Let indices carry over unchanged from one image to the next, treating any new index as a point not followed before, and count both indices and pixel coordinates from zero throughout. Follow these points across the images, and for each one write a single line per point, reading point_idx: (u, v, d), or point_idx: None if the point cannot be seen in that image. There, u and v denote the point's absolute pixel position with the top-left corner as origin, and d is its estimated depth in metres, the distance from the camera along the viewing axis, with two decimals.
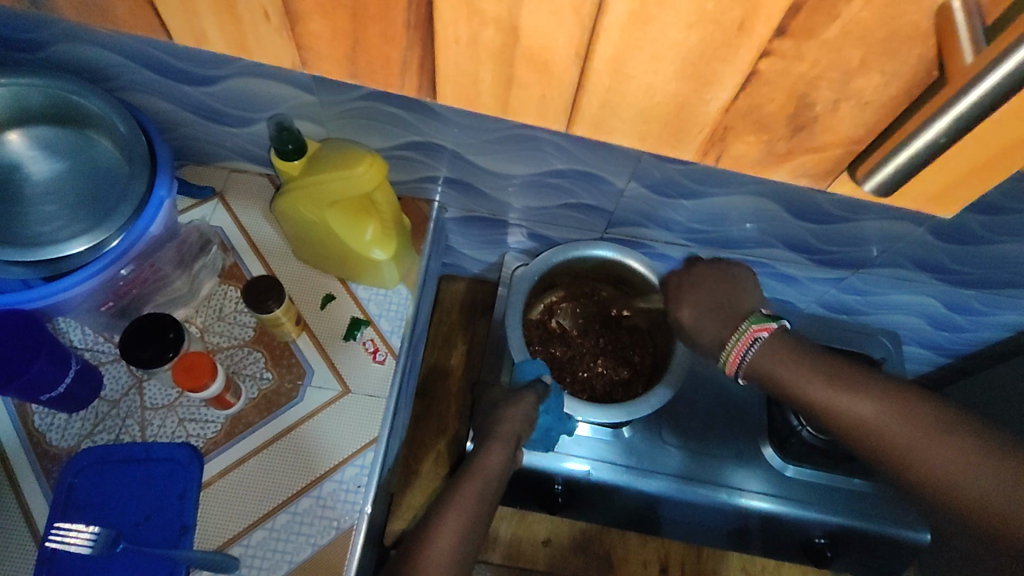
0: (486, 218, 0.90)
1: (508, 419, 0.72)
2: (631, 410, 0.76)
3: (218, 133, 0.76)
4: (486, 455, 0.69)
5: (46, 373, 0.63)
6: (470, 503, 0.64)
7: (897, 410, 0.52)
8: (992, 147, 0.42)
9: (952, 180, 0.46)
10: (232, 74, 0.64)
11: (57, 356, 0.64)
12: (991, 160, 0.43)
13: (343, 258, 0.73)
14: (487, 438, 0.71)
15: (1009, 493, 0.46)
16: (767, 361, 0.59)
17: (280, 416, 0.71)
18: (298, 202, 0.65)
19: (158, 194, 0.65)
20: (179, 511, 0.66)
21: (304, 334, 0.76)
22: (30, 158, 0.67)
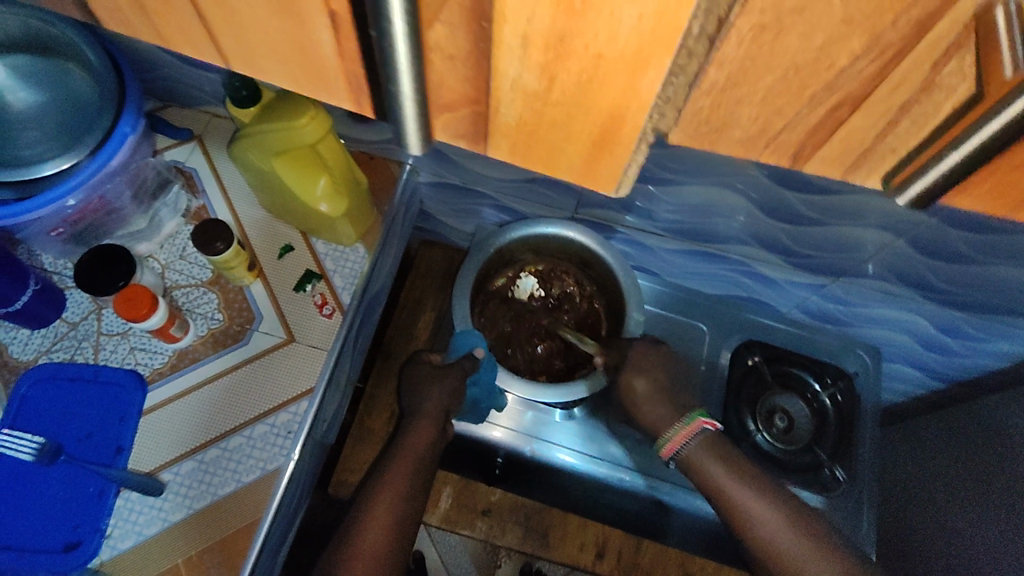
0: (458, 186, 0.90)
1: (436, 395, 0.76)
2: (563, 390, 0.77)
3: (194, 78, 0.77)
4: (415, 431, 0.74)
5: (4, 289, 0.67)
6: (399, 483, 0.70)
7: (783, 525, 0.68)
8: (597, 105, 0.27)
9: (579, 138, 0.30)
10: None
11: (15, 275, 0.68)
12: (590, 117, 0.28)
13: (297, 209, 0.74)
14: (418, 413, 0.75)
15: (801, 553, 0.67)
16: (696, 448, 0.73)
17: (225, 356, 0.74)
18: (246, 147, 0.67)
19: (121, 129, 0.67)
20: (118, 433, 0.70)
21: (258, 280, 0.78)
22: (9, 88, 0.69)
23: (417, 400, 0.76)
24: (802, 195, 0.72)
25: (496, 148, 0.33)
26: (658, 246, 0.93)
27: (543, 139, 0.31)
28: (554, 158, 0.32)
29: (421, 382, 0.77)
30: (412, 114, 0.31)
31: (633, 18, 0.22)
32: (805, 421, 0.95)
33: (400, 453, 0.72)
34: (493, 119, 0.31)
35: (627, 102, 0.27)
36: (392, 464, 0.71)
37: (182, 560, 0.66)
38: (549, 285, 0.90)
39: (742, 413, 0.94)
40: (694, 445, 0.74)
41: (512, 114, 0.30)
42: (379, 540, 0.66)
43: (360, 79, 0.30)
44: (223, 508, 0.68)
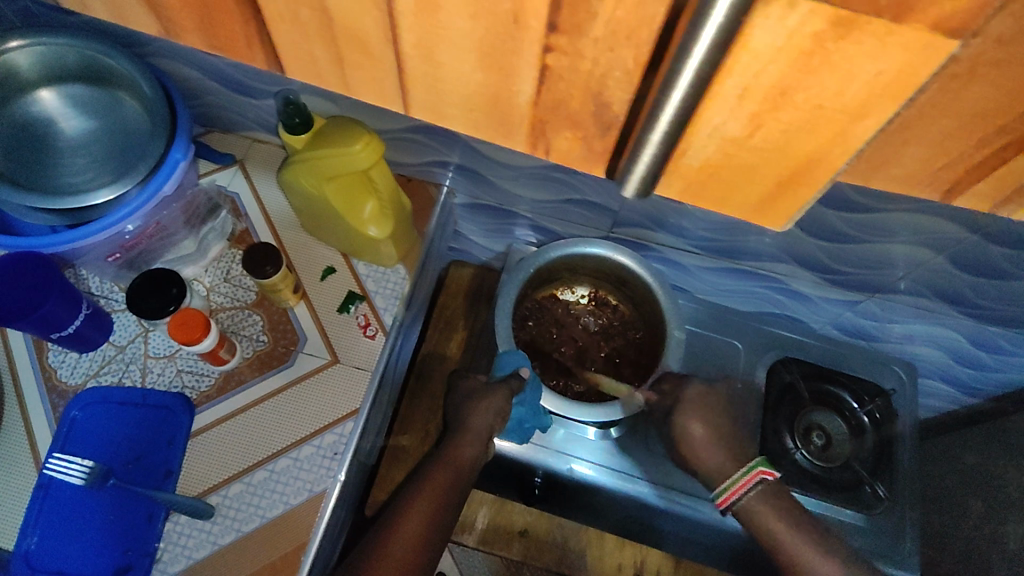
0: (493, 207, 0.91)
1: (482, 414, 0.77)
2: (610, 410, 0.78)
3: (242, 104, 0.79)
4: (459, 445, 0.75)
5: (57, 311, 0.68)
6: (438, 490, 0.72)
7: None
8: (795, 154, 0.30)
9: (776, 177, 0.32)
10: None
11: (66, 300, 0.68)
12: (798, 166, 0.31)
13: (344, 233, 0.76)
14: (462, 428, 0.76)
15: None
16: (755, 499, 0.76)
17: (271, 377, 0.75)
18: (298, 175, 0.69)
19: (173, 156, 0.68)
20: (166, 456, 0.70)
21: (301, 302, 0.79)
22: (61, 114, 0.71)
23: (463, 416, 0.77)
24: (843, 214, 0.73)
25: (668, 187, 0.35)
26: (692, 264, 0.93)
27: (738, 176, 0.33)
28: (738, 197, 0.34)
29: (468, 399, 0.79)
30: (646, 159, 0.32)
31: (870, 75, 0.25)
32: (843, 437, 0.95)
33: (441, 460, 0.74)
34: (675, 164, 0.32)
35: (832, 149, 0.29)
36: (433, 470, 0.73)
37: None
38: (583, 308, 0.91)
39: (780, 430, 0.93)
40: (750, 494, 0.76)
41: (706, 154, 0.31)
42: (411, 542, 0.67)
43: (546, 125, 0.34)
44: (272, 530, 0.68)
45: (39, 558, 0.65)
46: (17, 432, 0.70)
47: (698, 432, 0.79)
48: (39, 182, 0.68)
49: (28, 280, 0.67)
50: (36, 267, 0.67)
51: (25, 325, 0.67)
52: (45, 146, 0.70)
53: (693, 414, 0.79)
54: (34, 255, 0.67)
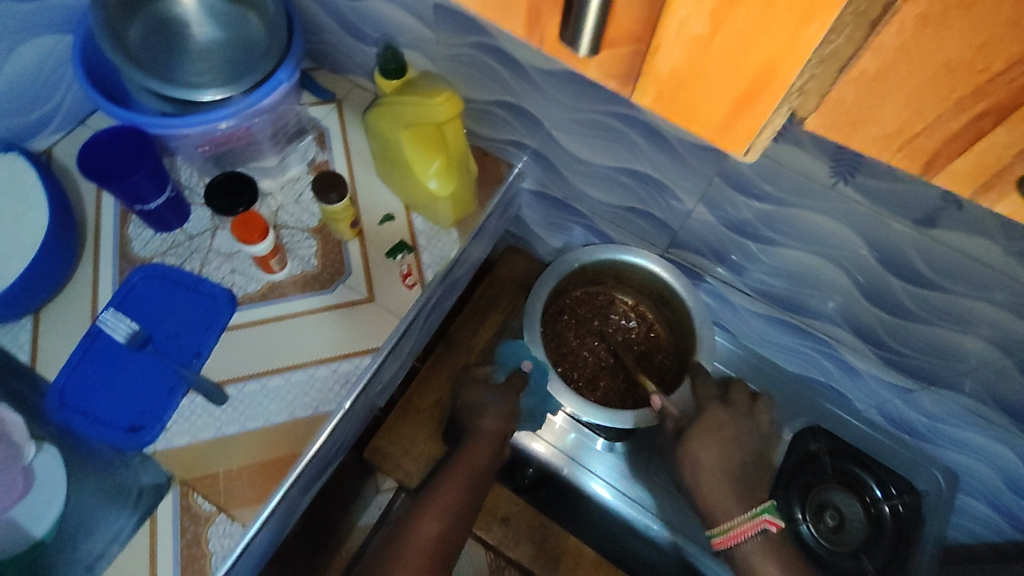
0: (557, 200, 0.93)
1: (496, 414, 0.81)
2: (620, 416, 0.77)
3: (351, 48, 0.86)
4: (478, 446, 0.78)
5: (144, 187, 0.74)
6: (461, 490, 0.74)
7: None
8: (761, 61, 0.22)
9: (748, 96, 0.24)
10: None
11: (152, 178, 0.75)
12: (774, 82, 0.23)
13: (408, 185, 0.80)
14: (477, 429, 0.80)
15: None
16: (753, 543, 0.72)
17: (309, 298, 0.80)
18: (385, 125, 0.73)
19: (277, 77, 0.75)
20: (200, 340, 0.76)
21: (356, 239, 0.84)
22: (195, 19, 0.79)
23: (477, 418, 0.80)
24: (906, 282, 0.69)
25: (640, 94, 0.27)
26: (740, 305, 0.90)
27: (706, 89, 0.25)
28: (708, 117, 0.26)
29: (477, 393, 0.83)
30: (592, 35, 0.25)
31: None
32: (857, 522, 0.94)
33: (459, 461, 0.77)
34: (643, 58, 0.25)
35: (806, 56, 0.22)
36: (452, 473, 0.75)
37: (221, 471, 0.70)
38: (613, 322, 0.90)
39: (792, 501, 0.93)
40: (748, 536, 0.72)
41: (675, 56, 0.24)
42: (436, 535, 0.70)
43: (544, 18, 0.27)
44: (273, 431, 0.72)
45: (69, 394, 0.71)
46: (82, 281, 0.78)
47: (706, 459, 0.76)
48: (157, 66, 0.75)
49: (130, 153, 0.75)
50: (138, 142, 0.75)
51: (115, 191, 0.75)
52: (173, 40, 0.77)
53: (704, 440, 0.75)
54: (139, 131, 0.74)
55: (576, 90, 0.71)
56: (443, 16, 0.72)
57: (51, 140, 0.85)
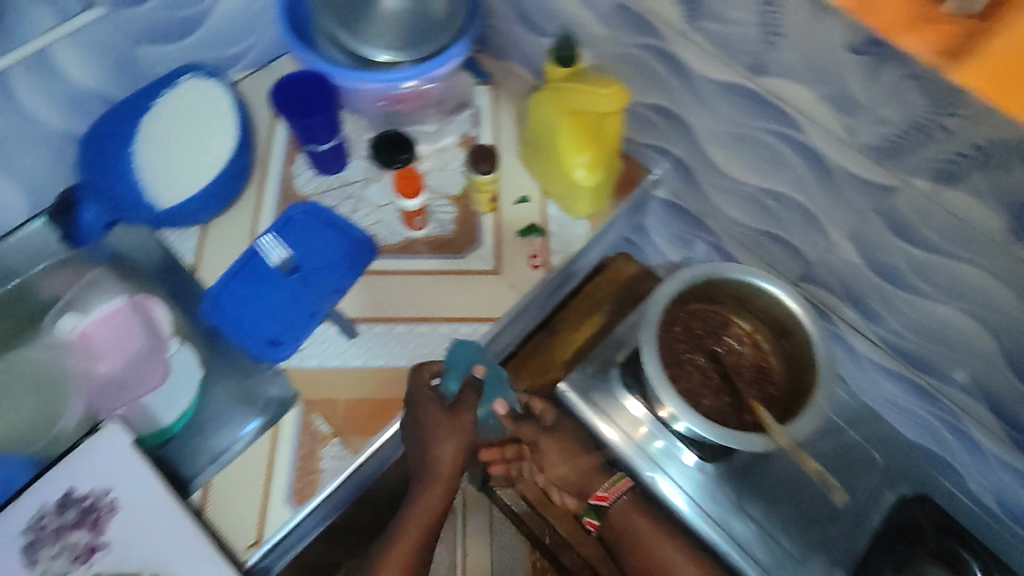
0: (687, 213, 0.94)
1: (457, 443, 0.76)
2: (740, 439, 0.74)
3: (520, 36, 0.91)
4: (439, 478, 0.76)
5: (321, 127, 0.82)
6: (427, 519, 0.77)
7: None
8: None
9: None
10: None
11: (326, 126, 0.83)
12: None
13: (554, 172, 0.82)
14: (429, 456, 0.75)
15: None
16: (625, 505, 0.87)
17: (441, 259, 0.84)
18: (552, 108, 0.77)
19: (451, 52, 0.83)
20: (340, 278, 0.82)
21: (492, 214, 0.88)
22: None
23: (427, 449, 0.75)
24: None
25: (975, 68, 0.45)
26: (862, 352, 0.87)
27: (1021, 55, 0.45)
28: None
29: (412, 410, 0.73)
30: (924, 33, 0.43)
31: None
32: None
33: (422, 489, 0.76)
34: (985, 51, 0.45)
35: None
36: (418, 498, 0.77)
37: (342, 398, 0.75)
38: (725, 346, 0.88)
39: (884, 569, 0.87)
40: (626, 497, 0.87)
41: (1007, 41, 0.45)
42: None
43: None
44: (392, 374, 0.77)
45: (219, 299, 0.79)
46: (248, 206, 0.86)
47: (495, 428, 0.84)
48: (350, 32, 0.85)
49: (319, 97, 0.84)
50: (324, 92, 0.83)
51: (297, 127, 0.83)
52: (366, 5, 0.85)
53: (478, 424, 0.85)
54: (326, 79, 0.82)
55: (739, 103, 0.72)
56: (620, 16, 0.75)
57: (238, 77, 0.95)
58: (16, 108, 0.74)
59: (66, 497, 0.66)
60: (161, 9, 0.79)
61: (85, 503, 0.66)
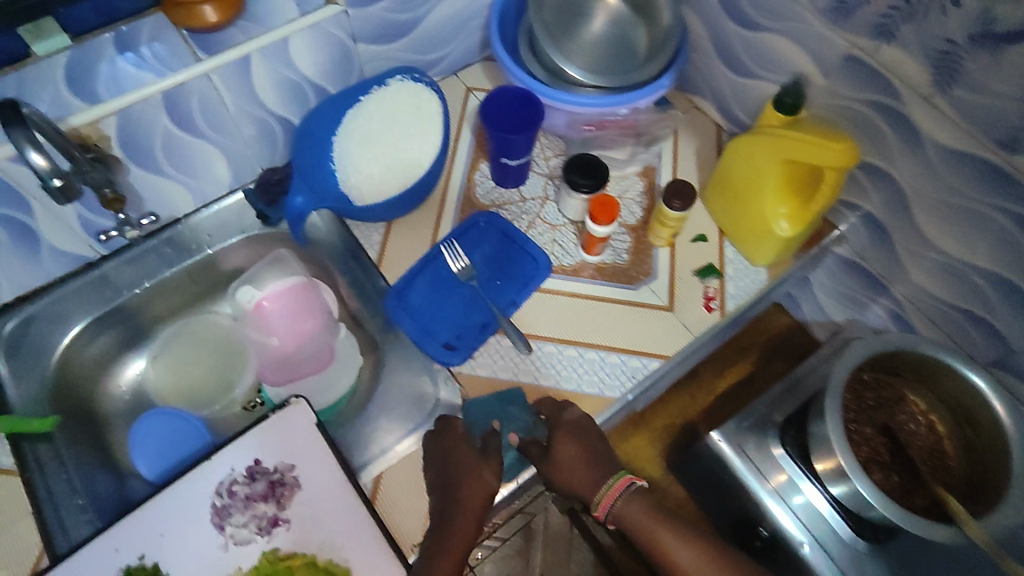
0: (865, 275, 0.90)
1: (478, 481, 0.67)
2: (921, 526, 0.70)
3: (717, 75, 0.91)
4: (459, 522, 0.65)
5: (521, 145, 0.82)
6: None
7: None
8: None
9: None
10: (783, 33, 0.78)
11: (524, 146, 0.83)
12: None
13: (748, 217, 0.81)
14: (455, 495, 0.66)
15: None
16: (628, 508, 0.68)
17: (615, 288, 0.84)
18: (771, 157, 0.75)
19: (659, 82, 0.83)
20: (516, 292, 0.82)
21: (668, 249, 0.86)
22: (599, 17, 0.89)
23: (453, 484, 0.67)
24: None
25: None
26: None
27: None
28: None
29: (447, 444, 0.70)
30: None
31: None
32: None
33: (441, 542, 0.64)
34: None
35: None
36: (435, 555, 0.63)
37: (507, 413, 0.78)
38: (899, 422, 0.83)
39: None
40: (624, 500, 0.69)
41: None
42: None
43: None
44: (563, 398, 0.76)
45: (402, 296, 0.81)
46: (431, 206, 0.88)
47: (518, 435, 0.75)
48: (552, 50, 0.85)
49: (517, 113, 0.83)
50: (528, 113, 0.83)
51: (494, 141, 0.82)
52: (576, 29, 0.88)
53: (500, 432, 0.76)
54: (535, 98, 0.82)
55: (972, 177, 0.69)
56: (850, 70, 0.74)
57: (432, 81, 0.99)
58: (253, 90, 0.79)
59: (254, 467, 0.69)
60: (391, 10, 0.83)
61: (272, 476, 0.69)
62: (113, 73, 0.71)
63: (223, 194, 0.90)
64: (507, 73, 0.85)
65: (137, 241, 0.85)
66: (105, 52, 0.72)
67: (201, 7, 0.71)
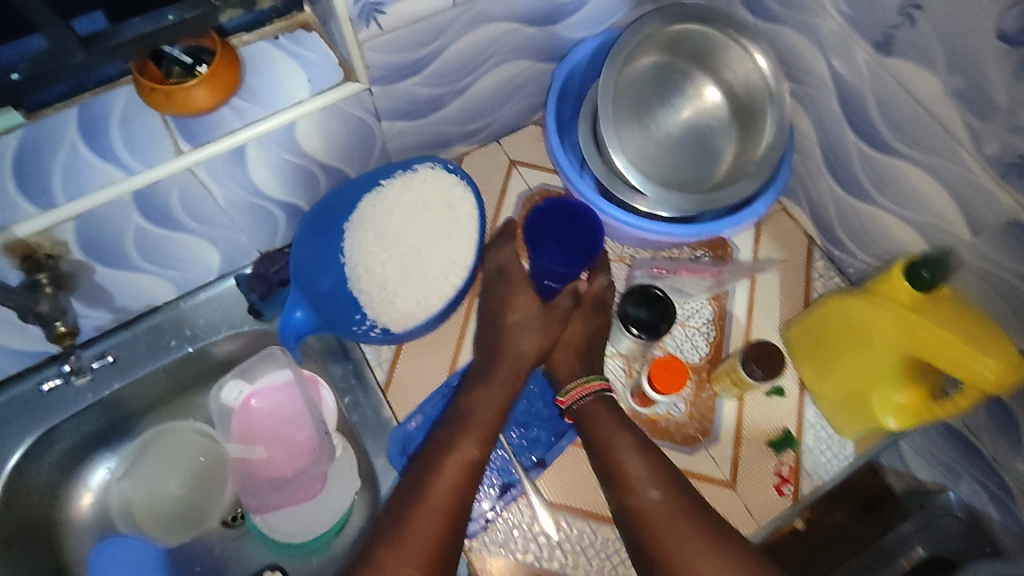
0: (970, 446, 0.74)
1: (507, 358, 0.69)
2: None
3: (819, 183, 0.74)
4: (469, 427, 0.64)
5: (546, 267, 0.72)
6: (446, 495, 0.61)
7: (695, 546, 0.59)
8: None
9: None
10: (922, 164, 0.60)
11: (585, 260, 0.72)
12: None
13: (844, 390, 0.66)
14: (470, 405, 0.66)
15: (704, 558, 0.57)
16: (594, 404, 0.67)
17: (666, 449, 0.69)
18: (895, 345, 0.59)
19: (754, 208, 0.68)
20: (546, 447, 0.70)
21: (735, 401, 0.71)
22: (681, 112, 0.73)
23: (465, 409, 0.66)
24: None
25: None
26: None
27: None
28: None
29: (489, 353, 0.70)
30: None
31: None
32: None
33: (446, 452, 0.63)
34: None
35: None
36: (439, 465, 0.62)
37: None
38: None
39: None
40: (594, 399, 0.67)
41: None
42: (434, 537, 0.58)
43: None
44: None
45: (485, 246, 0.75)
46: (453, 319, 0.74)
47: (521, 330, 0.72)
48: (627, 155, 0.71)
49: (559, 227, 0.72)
50: (577, 222, 0.71)
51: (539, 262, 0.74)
52: (650, 126, 0.73)
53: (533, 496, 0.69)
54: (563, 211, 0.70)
55: None
56: (1006, 233, 0.56)
57: (467, 149, 0.83)
58: (250, 180, 0.65)
59: None
60: (424, 85, 0.67)
61: None
62: (74, 166, 0.56)
63: (212, 280, 0.77)
64: (569, 185, 0.71)
65: (109, 334, 0.74)
66: (67, 134, 0.57)
67: (190, 92, 0.55)
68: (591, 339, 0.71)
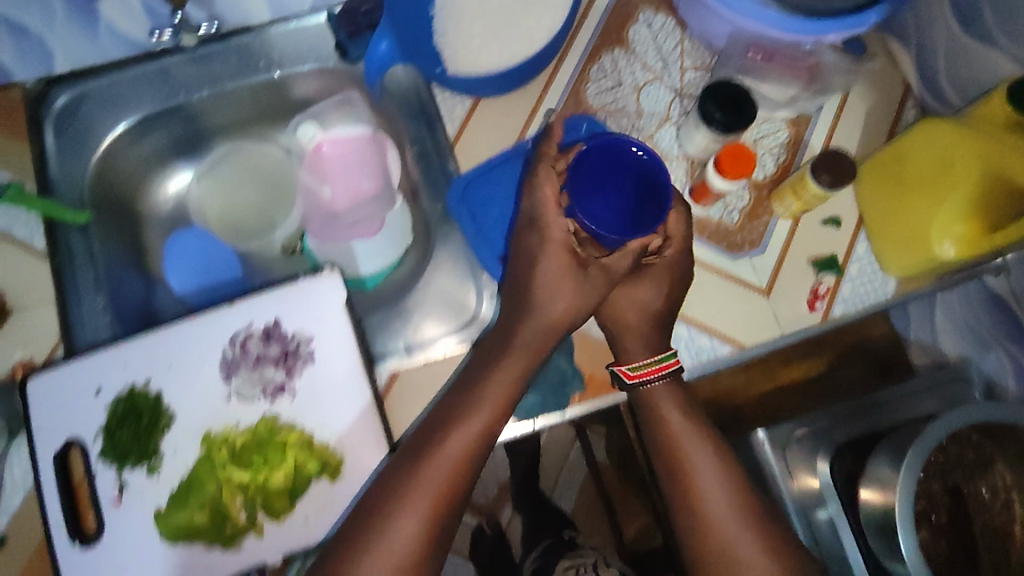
0: None
1: (536, 322, 0.63)
2: None
3: (937, 20, 0.70)
4: (481, 405, 0.61)
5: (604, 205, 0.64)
6: (455, 466, 0.58)
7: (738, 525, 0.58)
8: None
9: None
10: None
11: (656, 194, 0.61)
12: None
13: (903, 224, 0.67)
14: (484, 380, 0.62)
15: (738, 536, 0.57)
16: (658, 389, 0.64)
17: (711, 251, 0.72)
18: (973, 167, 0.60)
19: (867, 14, 0.64)
20: None
21: (790, 222, 0.72)
22: None
23: (479, 381, 0.62)
24: None
25: None
26: None
27: None
28: None
29: (515, 317, 0.64)
30: None
31: None
32: None
33: (454, 429, 0.60)
34: None
35: None
36: (444, 440, 0.59)
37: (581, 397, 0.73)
38: (972, 492, 0.62)
39: None
40: (659, 384, 0.64)
41: None
42: (423, 523, 0.56)
43: None
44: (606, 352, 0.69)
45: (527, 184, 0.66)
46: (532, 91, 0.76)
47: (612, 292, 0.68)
48: None
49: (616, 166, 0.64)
50: (618, 162, 0.64)
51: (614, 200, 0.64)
52: None
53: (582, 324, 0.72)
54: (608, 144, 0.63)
55: None
56: None
57: None
58: None
59: (272, 328, 0.66)
60: None
61: (288, 343, 0.65)
62: None
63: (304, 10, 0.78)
64: None
65: (200, 40, 0.76)
66: None
67: None
68: (651, 304, 0.66)
